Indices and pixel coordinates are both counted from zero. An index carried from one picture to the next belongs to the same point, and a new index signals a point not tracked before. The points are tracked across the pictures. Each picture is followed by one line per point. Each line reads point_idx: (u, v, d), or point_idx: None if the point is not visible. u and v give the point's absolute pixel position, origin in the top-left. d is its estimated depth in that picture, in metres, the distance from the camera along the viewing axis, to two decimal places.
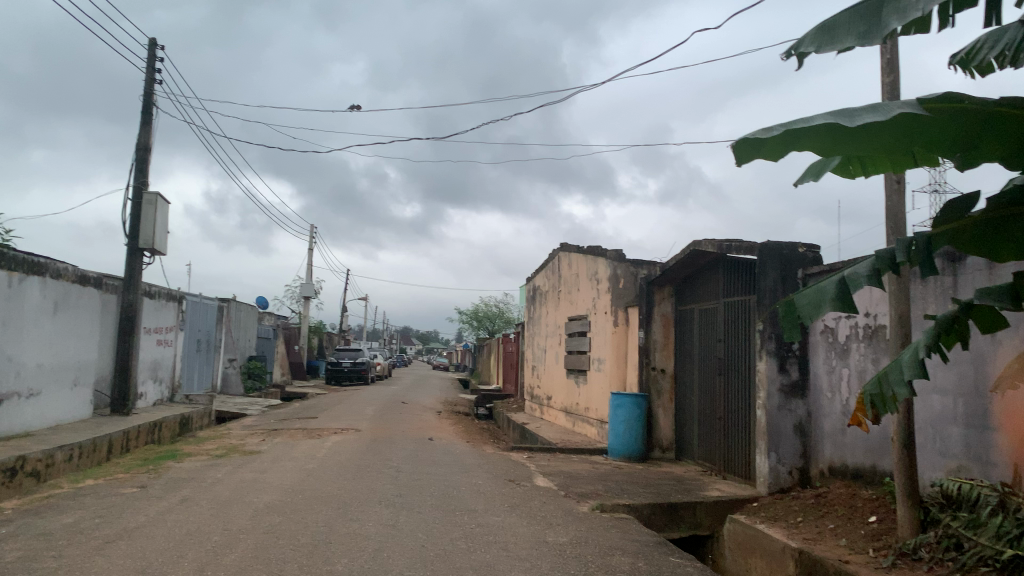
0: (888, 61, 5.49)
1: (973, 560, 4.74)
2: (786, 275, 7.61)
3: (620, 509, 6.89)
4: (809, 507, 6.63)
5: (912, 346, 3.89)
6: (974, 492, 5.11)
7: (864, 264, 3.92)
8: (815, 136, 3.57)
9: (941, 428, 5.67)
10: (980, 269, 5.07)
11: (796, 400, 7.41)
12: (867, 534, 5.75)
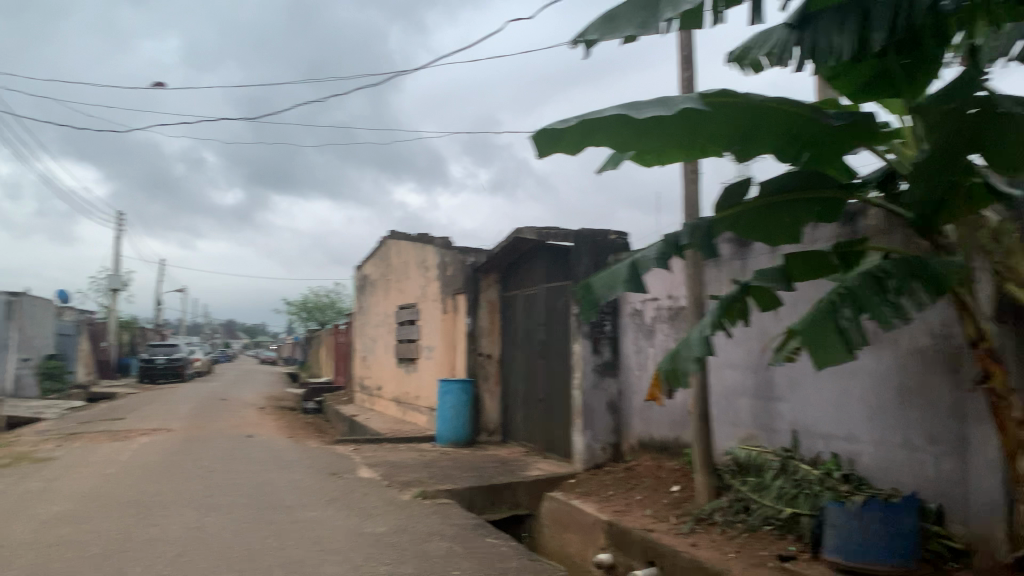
0: (684, 57, 5.85)
1: (759, 521, 5.17)
2: (598, 260, 7.94)
3: (441, 495, 6.91)
4: (620, 481, 6.96)
5: (699, 323, 4.15)
6: (760, 458, 5.58)
7: (653, 247, 4.15)
8: (607, 129, 3.69)
9: (733, 400, 6.14)
10: (764, 254, 5.54)
11: (608, 380, 7.75)
12: (669, 502, 6.12)
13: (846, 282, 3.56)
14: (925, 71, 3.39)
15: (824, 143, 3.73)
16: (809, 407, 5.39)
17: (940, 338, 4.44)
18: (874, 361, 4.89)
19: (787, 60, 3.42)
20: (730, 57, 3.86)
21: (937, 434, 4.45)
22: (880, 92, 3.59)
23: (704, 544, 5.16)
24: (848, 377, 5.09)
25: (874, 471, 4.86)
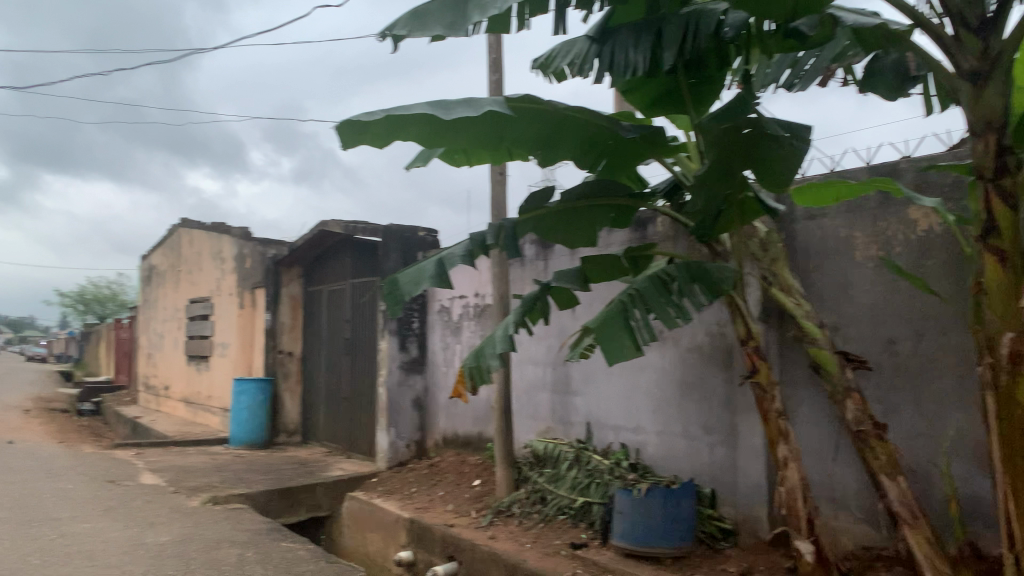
0: (494, 60, 5.96)
1: (554, 511, 5.38)
2: (406, 256, 7.90)
3: (234, 499, 6.55)
4: (423, 478, 6.97)
5: (503, 321, 4.23)
6: (556, 450, 5.81)
7: (459, 245, 4.16)
8: (413, 124, 3.64)
9: (534, 395, 6.35)
10: (566, 255, 5.79)
11: (414, 377, 7.73)
12: (471, 497, 6.21)
13: (636, 284, 3.77)
14: (708, 88, 3.70)
15: (621, 151, 3.94)
16: (601, 400, 5.69)
17: (717, 336, 4.86)
18: (659, 357, 5.25)
19: (586, 70, 3.56)
20: (535, 64, 3.95)
21: (712, 424, 4.87)
22: (671, 106, 3.84)
23: (502, 536, 5.29)
24: (637, 372, 5.42)
25: (658, 460, 5.23)
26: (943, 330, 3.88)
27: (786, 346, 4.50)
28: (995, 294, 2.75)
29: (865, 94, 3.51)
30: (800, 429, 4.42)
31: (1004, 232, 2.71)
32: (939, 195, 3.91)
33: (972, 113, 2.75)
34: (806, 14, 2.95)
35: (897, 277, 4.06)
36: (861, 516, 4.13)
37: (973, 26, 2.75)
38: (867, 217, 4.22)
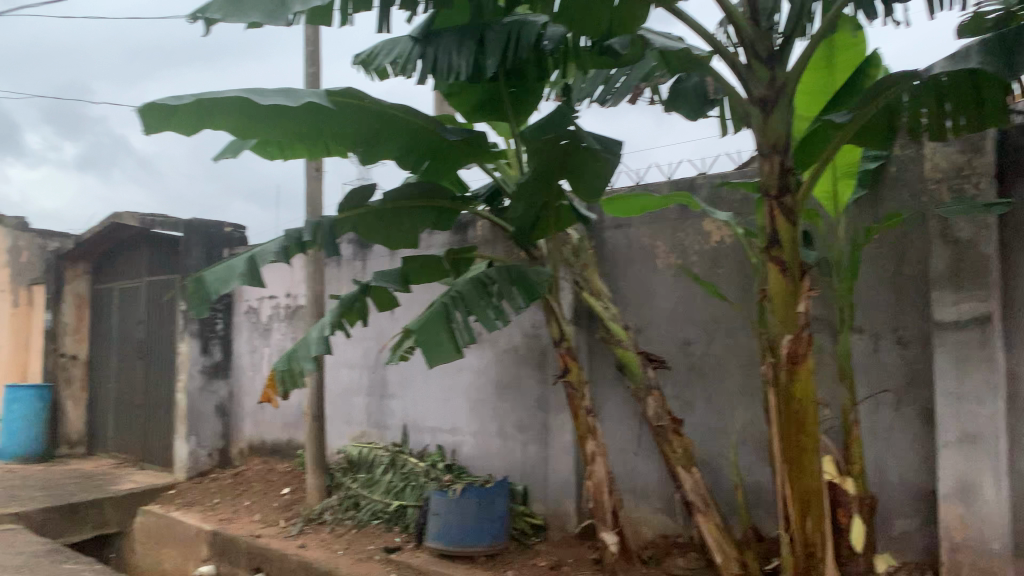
0: (311, 53, 5.78)
1: (368, 516, 5.30)
2: (211, 253, 7.46)
3: (4, 520, 5.86)
4: (227, 488, 6.61)
5: (319, 322, 4.11)
6: (371, 454, 5.72)
7: (273, 242, 3.99)
8: (226, 112, 3.43)
9: (348, 398, 6.22)
10: (384, 256, 5.73)
11: (218, 381, 7.30)
12: (279, 505, 5.97)
13: (456, 286, 3.80)
14: (527, 97, 3.78)
15: (443, 153, 3.93)
16: (417, 402, 5.68)
17: (531, 338, 5.01)
18: (476, 359, 5.32)
19: (410, 71, 3.55)
20: (357, 59, 3.86)
21: (526, 423, 5.01)
22: (494, 111, 3.88)
23: (313, 544, 5.13)
24: (454, 373, 5.46)
25: (474, 460, 5.30)
26: (733, 333, 4.24)
27: (595, 347, 4.72)
28: (777, 300, 3.05)
29: (669, 113, 3.73)
30: (606, 427, 4.66)
31: (785, 244, 3.02)
32: (730, 210, 4.28)
33: (762, 135, 3.03)
34: (621, 32, 3.08)
35: (693, 284, 4.39)
36: (660, 506, 4.42)
37: (763, 56, 3.01)
38: (669, 227, 4.52)
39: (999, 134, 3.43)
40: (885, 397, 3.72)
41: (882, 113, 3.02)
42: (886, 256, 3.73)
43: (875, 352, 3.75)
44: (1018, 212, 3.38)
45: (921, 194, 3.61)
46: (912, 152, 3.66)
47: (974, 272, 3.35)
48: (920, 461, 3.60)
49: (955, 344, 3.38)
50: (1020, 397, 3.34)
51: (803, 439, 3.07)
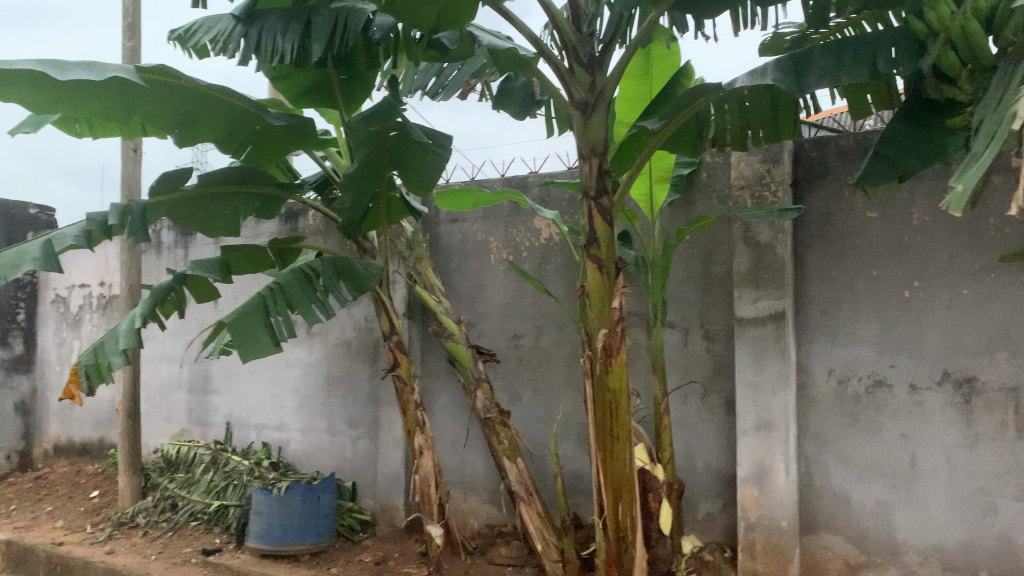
0: (130, 25, 5.41)
1: (186, 517, 5.03)
2: (12, 236, 6.81)
3: None
4: (26, 493, 6.06)
5: (129, 313, 3.85)
6: (191, 453, 5.43)
7: (75, 226, 3.70)
8: (17, 84, 3.11)
9: (167, 394, 5.88)
10: (209, 244, 5.46)
11: (18, 377, 6.67)
12: (87, 509, 5.54)
13: (279, 278, 3.67)
14: (358, 86, 3.75)
15: (265, 139, 3.79)
16: (243, 398, 5.46)
17: (363, 332, 4.94)
18: (305, 353, 5.18)
19: (232, 52, 3.39)
20: (173, 35, 3.64)
21: (356, 418, 4.94)
22: (321, 99, 3.78)
23: (122, 550, 4.81)
24: (281, 367, 5.29)
25: (301, 456, 5.16)
26: (558, 328, 4.38)
27: (427, 342, 4.72)
28: (595, 297, 3.17)
29: (498, 111, 3.77)
30: (436, 420, 4.67)
31: (602, 243, 3.15)
32: (558, 209, 4.42)
33: (582, 138, 3.15)
34: (447, 29, 3.08)
35: (522, 279, 4.49)
36: (486, 497, 4.50)
37: (584, 62, 3.11)
38: (500, 223, 4.60)
39: (794, 147, 3.75)
40: (693, 388, 3.97)
41: (690, 121, 3.21)
42: (696, 257, 3.98)
43: (685, 346, 4.00)
44: (808, 218, 3.71)
45: (727, 200, 3.89)
46: (721, 160, 3.93)
47: (770, 272, 3.65)
48: (722, 448, 3.88)
49: (753, 338, 3.67)
50: (807, 387, 3.67)
51: (616, 428, 3.22)
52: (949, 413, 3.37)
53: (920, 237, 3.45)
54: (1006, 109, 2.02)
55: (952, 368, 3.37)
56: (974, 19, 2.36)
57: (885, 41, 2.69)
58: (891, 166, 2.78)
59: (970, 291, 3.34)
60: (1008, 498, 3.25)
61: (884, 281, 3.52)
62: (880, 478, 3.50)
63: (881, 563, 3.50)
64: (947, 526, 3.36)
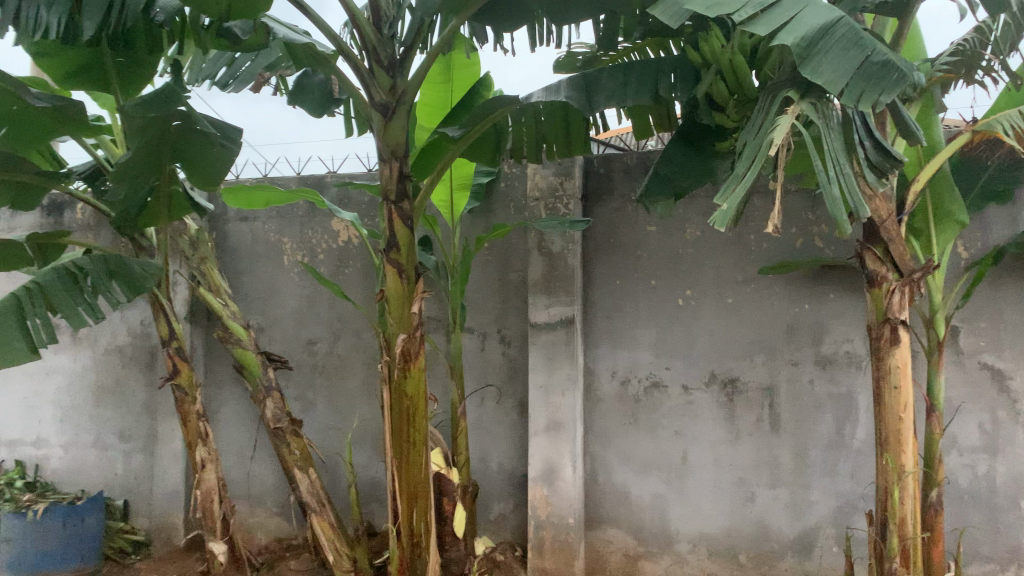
0: None
1: None
2: None
3: None
4: None
5: None
6: None
7: None
8: None
9: None
10: None
11: None
12: None
13: (38, 275, 3.29)
14: (137, 70, 3.46)
15: (24, 121, 3.34)
16: None
17: (139, 337, 4.56)
18: (69, 360, 4.67)
19: None
20: None
21: (130, 431, 4.54)
22: (91, 82, 3.45)
23: None
24: (39, 377, 4.73)
25: (64, 474, 4.65)
26: (355, 333, 4.30)
27: (213, 348, 4.44)
28: (393, 302, 3.14)
29: (294, 107, 3.65)
30: (221, 430, 4.40)
31: (402, 247, 3.12)
32: (357, 211, 4.34)
33: (382, 140, 3.11)
34: (238, 18, 2.92)
35: (317, 283, 4.36)
36: (276, 509, 4.31)
37: (384, 64, 3.07)
38: (294, 224, 4.43)
39: (585, 162, 3.95)
40: (489, 391, 4.06)
41: (489, 132, 3.28)
42: (494, 263, 4.08)
43: (482, 351, 4.07)
44: (597, 230, 3.92)
45: (524, 209, 4.02)
46: (518, 171, 4.05)
47: (562, 280, 3.82)
48: (515, 450, 4.00)
49: (545, 343, 3.82)
50: (593, 388, 3.87)
51: (412, 433, 3.19)
52: (715, 411, 3.70)
53: (693, 250, 3.76)
54: (764, 138, 2.25)
55: (718, 370, 3.70)
56: (740, 54, 2.57)
57: (666, 68, 2.89)
58: (668, 185, 3.03)
59: (733, 299, 3.69)
60: (763, 487, 3.62)
61: (662, 290, 3.80)
62: (656, 473, 3.77)
63: (656, 552, 3.75)
64: (713, 514, 3.68)
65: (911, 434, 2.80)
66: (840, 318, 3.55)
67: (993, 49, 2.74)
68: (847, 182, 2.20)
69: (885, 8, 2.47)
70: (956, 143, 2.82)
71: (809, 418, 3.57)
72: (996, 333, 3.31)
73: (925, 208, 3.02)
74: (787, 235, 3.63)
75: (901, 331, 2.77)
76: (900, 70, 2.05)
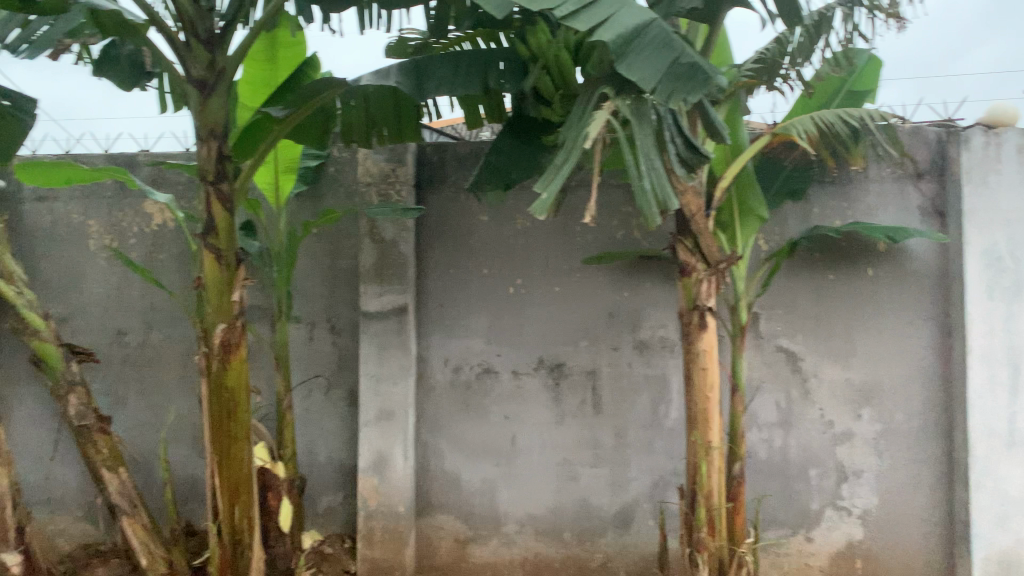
0: None
1: None
2: None
3: None
4: None
5: None
6: None
7: None
8: None
9: None
10: None
11: None
12: None
13: None
14: None
15: None
16: None
17: None
18: None
19: None
20: None
21: None
22: None
23: None
24: None
25: None
26: (171, 323, 4.04)
27: (4, 340, 4.02)
28: (212, 290, 2.98)
29: (99, 79, 3.36)
30: (14, 430, 4.01)
31: (222, 232, 2.97)
32: (173, 193, 4.08)
33: (199, 119, 2.94)
34: None
35: (128, 269, 4.06)
36: (80, 514, 3.99)
37: (202, 38, 2.90)
38: (101, 206, 4.09)
39: (418, 149, 3.93)
40: (317, 382, 3.96)
41: (316, 114, 3.22)
42: (323, 250, 3.97)
43: (310, 341, 3.96)
44: (428, 218, 3.92)
45: (354, 195, 3.95)
46: (348, 156, 3.97)
47: (392, 269, 3.79)
48: (344, 440, 3.93)
49: (375, 332, 3.78)
50: (424, 376, 3.88)
51: (234, 427, 3.05)
52: (543, 396, 3.81)
53: (523, 239, 3.84)
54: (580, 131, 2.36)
55: (545, 355, 3.82)
56: (566, 50, 2.68)
57: (495, 57, 2.92)
58: (498, 175, 3.09)
59: (560, 288, 3.81)
60: (586, 466, 3.77)
61: (493, 278, 3.86)
62: (486, 458, 3.84)
63: (485, 536, 3.83)
64: (540, 496, 3.80)
65: (717, 412, 3.03)
66: (657, 306, 3.76)
67: (790, 60, 2.99)
68: (656, 177, 2.35)
69: (695, 13, 2.63)
70: (756, 145, 3.09)
71: (629, 400, 3.76)
72: (790, 319, 3.63)
73: (730, 204, 3.25)
74: (610, 226, 3.79)
75: (708, 317, 2.99)
76: (705, 73, 2.19)
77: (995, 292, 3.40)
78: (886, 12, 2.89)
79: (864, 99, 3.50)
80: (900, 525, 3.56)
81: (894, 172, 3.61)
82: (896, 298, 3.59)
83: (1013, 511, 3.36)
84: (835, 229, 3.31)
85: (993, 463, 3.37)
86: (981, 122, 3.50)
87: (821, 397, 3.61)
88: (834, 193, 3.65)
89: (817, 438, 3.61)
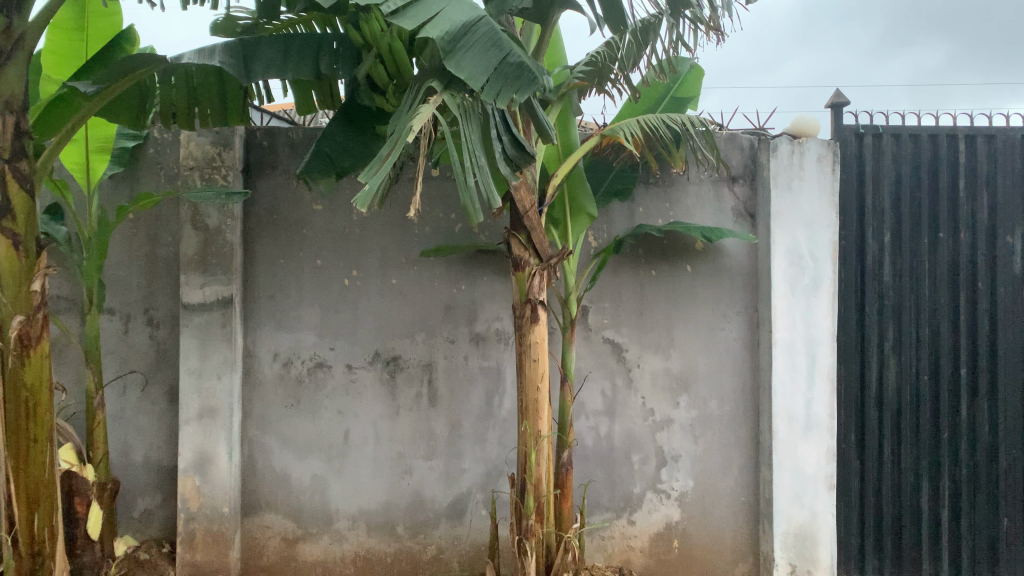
0: None
1: None
2: None
3: None
4: None
5: None
6: None
7: None
8: None
9: None
10: None
11: None
12: None
13: None
14: None
15: None
16: None
17: None
18: None
19: None
20: None
21: None
22: None
23: None
24: None
25: None
26: None
27: None
28: (6, 277, 2.70)
29: None
30: None
31: (19, 216, 2.70)
32: None
33: None
34: None
35: None
36: None
37: None
38: None
39: (246, 133, 3.76)
40: (133, 378, 3.72)
41: (132, 90, 3.02)
42: (139, 237, 3.74)
43: (125, 334, 3.73)
44: (258, 206, 3.77)
45: (175, 178, 3.73)
46: (170, 137, 3.75)
47: (218, 258, 3.62)
48: (162, 439, 3.71)
49: (198, 325, 3.60)
50: (252, 371, 3.75)
51: (32, 429, 2.78)
52: (377, 389, 3.77)
53: (358, 231, 3.77)
54: (406, 123, 2.36)
55: (380, 348, 3.77)
56: (399, 40, 2.66)
57: (327, 42, 2.85)
58: (329, 164, 3.03)
59: (397, 280, 3.77)
60: (420, 459, 3.77)
61: (326, 270, 3.76)
62: (316, 453, 3.75)
63: (316, 533, 3.74)
64: (373, 490, 3.76)
65: (547, 402, 3.12)
66: (491, 298, 3.79)
67: (620, 65, 3.10)
68: (481, 173, 2.40)
69: (528, 13, 2.67)
70: (586, 145, 3.21)
71: (463, 392, 3.78)
72: (616, 312, 3.82)
73: (563, 201, 3.34)
74: (447, 218, 3.79)
75: (539, 311, 3.06)
76: (532, 73, 2.26)
77: (797, 288, 3.68)
78: (707, 25, 3.07)
79: (686, 106, 3.72)
80: (712, 506, 3.82)
81: (712, 176, 3.86)
82: (711, 293, 3.84)
83: (808, 488, 3.66)
84: (658, 228, 3.49)
85: (792, 445, 3.67)
86: (788, 132, 3.80)
87: (643, 387, 3.82)
88: (657, 194, 3.86)
89: (639, 426, 3.82)
